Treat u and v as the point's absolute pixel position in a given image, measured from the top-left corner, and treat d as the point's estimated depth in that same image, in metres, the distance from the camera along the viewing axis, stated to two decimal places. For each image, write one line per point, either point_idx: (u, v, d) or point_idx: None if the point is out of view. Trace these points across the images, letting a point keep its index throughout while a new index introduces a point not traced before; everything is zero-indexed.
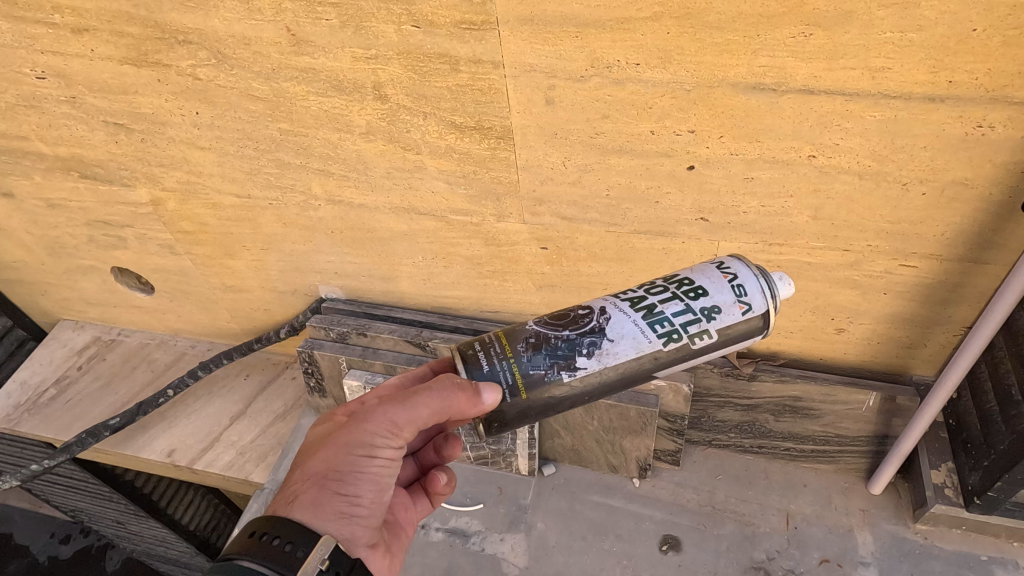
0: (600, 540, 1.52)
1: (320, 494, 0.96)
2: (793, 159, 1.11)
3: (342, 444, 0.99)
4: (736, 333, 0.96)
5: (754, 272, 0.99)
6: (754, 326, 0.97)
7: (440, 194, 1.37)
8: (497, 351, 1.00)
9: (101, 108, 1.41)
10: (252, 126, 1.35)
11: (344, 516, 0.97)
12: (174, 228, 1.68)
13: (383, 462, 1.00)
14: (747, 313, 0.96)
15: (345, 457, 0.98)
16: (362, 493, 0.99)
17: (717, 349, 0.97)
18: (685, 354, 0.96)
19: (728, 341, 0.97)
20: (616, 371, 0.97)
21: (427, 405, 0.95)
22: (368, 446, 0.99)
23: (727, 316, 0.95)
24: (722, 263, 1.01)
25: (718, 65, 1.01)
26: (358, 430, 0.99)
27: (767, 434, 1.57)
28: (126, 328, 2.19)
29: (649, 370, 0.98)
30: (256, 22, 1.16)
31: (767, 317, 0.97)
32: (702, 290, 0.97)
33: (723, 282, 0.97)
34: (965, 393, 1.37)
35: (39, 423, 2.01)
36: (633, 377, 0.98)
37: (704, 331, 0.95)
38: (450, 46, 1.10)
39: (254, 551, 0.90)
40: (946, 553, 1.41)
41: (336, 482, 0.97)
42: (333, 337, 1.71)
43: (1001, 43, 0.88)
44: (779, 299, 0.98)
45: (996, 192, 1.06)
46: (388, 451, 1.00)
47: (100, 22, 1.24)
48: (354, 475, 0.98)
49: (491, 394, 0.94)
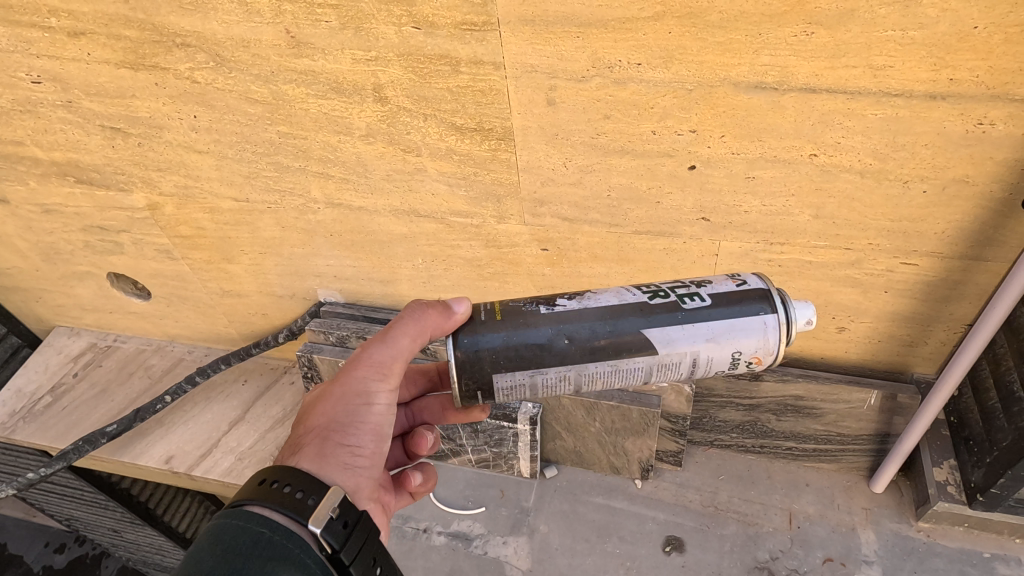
0: (603, 542, 1.51)
1: (324, 446, 0.96)
2: (795, 158, 1.11)
3: (337, 395, 1.00)
4: (732, 302, 0.93)
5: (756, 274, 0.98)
6: (756, 300, 0.93)
7: (441, 197, 1.37)
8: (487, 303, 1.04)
9: (98, 112, 1.39)
10: (250, 129, 1.34)
11: (348, 467, 0.97)
12: (172, 233, 1.67)
13: (380, 409, 1.02)
14: (742, 286, 0.95)
15: (342, 407, 0.99)
16: (363, 442, 1.00)
17: (714, 317, 0.92)
18: (674, 310, 0.93)
19: (723, 306, 0.92)
20: (596, 310, 0.95)
21: (407, 332, 1.00)
22: (361, 392, 1.00)
23: (718, 285, 0.95)
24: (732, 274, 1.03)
25: (720, 65, 1.01)
26: (349, 379, 1.00)
27: (768, 433, 1.57)
28: (122, 334, 2.17)
29: (635, 322, 0.93)
30: (255, 25, 1.15)
31: (772, 298, 0.93)
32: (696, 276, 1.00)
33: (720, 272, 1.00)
34: (966, 389, 1.37)
35: (34, 430, 1.99)
36: (618, 325, 0.93)
37: (697, 293, 0.95)
38: (451, 47, 1.10)
39: (264, 497, 0.86)
40: (949, 551, 1.41)
41: (336, 433, 0.98)
42: (333, 342, 1.71)
43: (1002, 41, 0.89)
44: (795, 325, 0.92)
45: (997, 189, 1.06)
46: (383, 394, 1.02)
47: (97, 26, 1.23)
48: (354, 425, 0.99)
49: (461, 304, 0.97)
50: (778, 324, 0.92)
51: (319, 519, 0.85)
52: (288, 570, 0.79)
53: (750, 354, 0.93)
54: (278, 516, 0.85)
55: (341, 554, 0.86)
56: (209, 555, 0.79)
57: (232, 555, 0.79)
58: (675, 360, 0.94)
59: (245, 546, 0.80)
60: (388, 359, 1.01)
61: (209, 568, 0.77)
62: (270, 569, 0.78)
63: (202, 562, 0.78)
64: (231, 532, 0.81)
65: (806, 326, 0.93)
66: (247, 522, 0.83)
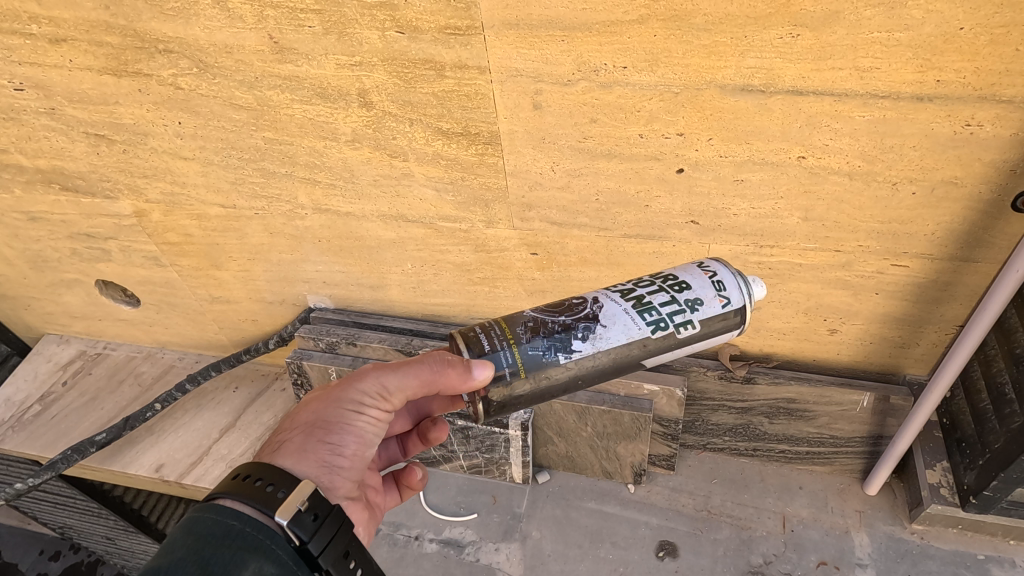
0: (596, 548, 1.50)
1: (306, 441, 0.96)
2: (783, 161, 1.10)
3: (333, 397, 1.00)
4: (715, 327, 0.98)
5: (732, 272, 1.01)
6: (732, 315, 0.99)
7: (429, 202, 1.36)
8: (498, 334, 0.97)
9: (82, 119, 1.38)
10: (236, 135, 1.33)
11: (324, 465, 0.95)
12: (159, 239, 1.66)
13: (370, 419, 1.00)
14: (726, 305, 0.98)
15: (333, 409, 0.99)
16: (345, 443, 0.98)
17: (698, 341, 0.98)
18: (671, 343, 0.96)
19: (709, 332, 0.97)
20: (609, 357, 0.96)
21: (418, 373, 0.95)
22: (356, 401, 0.99)
23: (708, 308, 0.97)
24: (701, 262, 1.04)
25: (706, 67, 1.01)
26: (349, 386, 1.01)
27: (761, 436, 1.57)
28: (113, 341, 2.16)
29: (638, 359, 0.97)
30: (238, 30, 1.14)
31: (743, 317, 0.99)
32: (685, 284, 0.99)
33: (703, 277, 1.00)
34: (958, 391, 1.36)
35: (23, 439, 1.97)
36: (625, 365, 0.97)
37: (690, 322, 0.96)
38: (436, 51, 1.09)
39: (234, 490, 0.85)
40: (943, 553, 1.40)
41: (321, 430, 0.97)
42: (322, 348, 1.67)
43: (988, 42, 0.88)
44: (754, 297, 1.00)
45: (985, 190, 1.05)
46: (376, 410, 1.00)
47: (78, 32, 1.22)
48: (339, 426, 0.98)
49: (482, 370, 0.91)
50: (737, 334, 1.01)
51: (287, 510, 0.84)
52: (257, 558, 0.79)
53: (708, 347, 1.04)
54: (248, 509, 0.84)
55: (309, 546, 0.84)
56: (180, 544, 0.78)
57: (202, 544, 0.78)
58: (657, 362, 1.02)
59: (217, 536, 0.79)
60: (391, 385, 0.98)
61: (180, 556, 0.76)
62: (239, 559, 0.78)
63: (173, 551, 0.77)
64: (203, 523, 0.80)
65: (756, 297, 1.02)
66: (218, 515, 0.82)
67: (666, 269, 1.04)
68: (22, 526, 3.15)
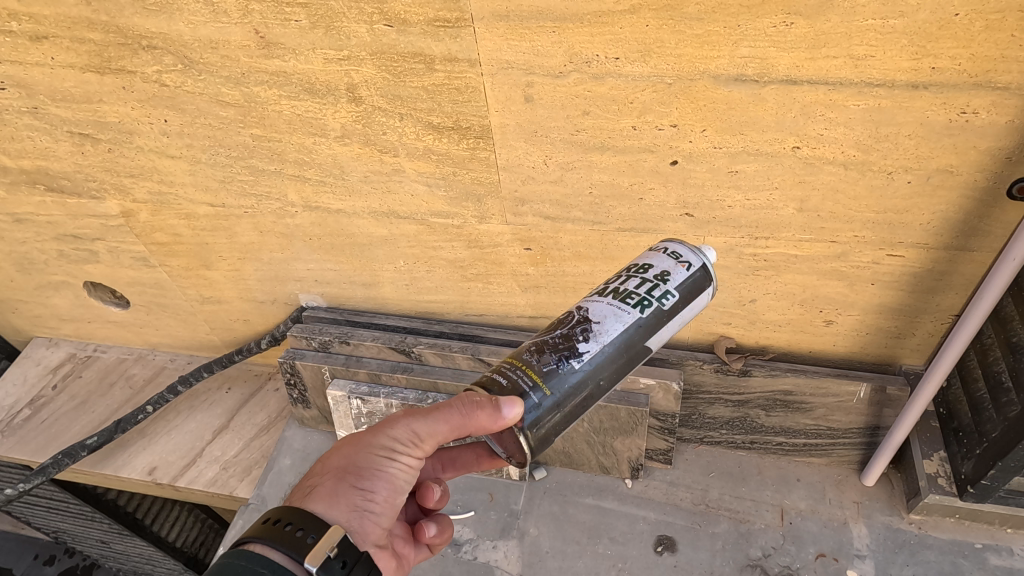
0: (594, 543, 1.50)
1: (336, 485, 0.91)
2: (777, 152, 1.09)
3: (365, 442, 0.95)
4: (692, 288, 1.02)
5: (697, 257, 1.04)
6: (701, 279, 1.03)
7: (421, 198, 1.34)
8: (507, 367, 0.96)
9: (65, 117, 1.36)
10: (223, 133, 1.31)
11: (355, 510, 0.91)
12: (148, 240, 1.63)
13: (401, 468, 0.94)
14: (690, 269, 1.02)
15: (365, 454, 0.93)
16: (377, 490, 0.93)
17: (684, 307, 1.01)
18: (661, 317, 0.99)
19: (688, 295, 1.01)
20: (616, 348, 0.96)
21: (449, 420, 0.90)
22: (387, 447, 0.93)
23: (677, 274, 1.01)
24: (661, 246, 1.07)
25: (698, 58, 1.00)
26: (380, 431, 0.95)
27: (758, 429, 1.56)
28: (103, 344, 2.13)
29: (641, 343, 0.98)
30: (223, 25, 1.12)
31: (707, 267, 1.04)
32: (649, 265, 1.04)
33: (660, 255, 1.05)
34: (955, 380, 1.37)
35: (12, 445, 1.94)
36: (632, 349, 0.98)
37: (669, 291, 1.00)
38: (425, 44, 1.07)
39: (265, 535, 0.85)
40: (940, 542, 1.40)
41: (352, 475, 0.92)
42: (315, 347, 1.65)
43: (983, 28, 0.88)
44: (710, 256, 1.06)
45: (981, 178, 1.05)
46: (409, 458, 0.94)
47: (60, 29, 1.19)
48: (371, 472, 0.92)
49: (512, 407, 0.88)
50: (713, 284, 1.05)
51: (316, 556, 0.83)
52: None
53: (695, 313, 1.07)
54: (278, 555, 0.84)
55: None
56: None
57: None
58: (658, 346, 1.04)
59: None
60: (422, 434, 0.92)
61: None
62: None
63: None
64: (231, 569, 0.80)
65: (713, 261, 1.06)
66: (248, 561, 0.82)
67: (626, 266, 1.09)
68: (15, 531, 3.12)
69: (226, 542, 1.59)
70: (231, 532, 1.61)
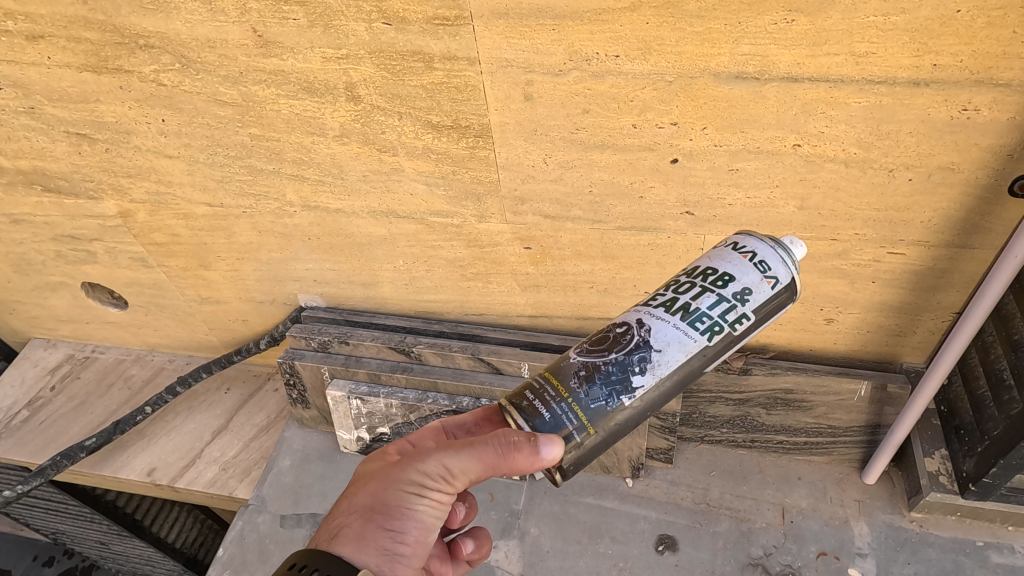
0: (595, 543, 1.49)
1: (365, 527, 0.89)
2: (778, 150, 1.08)
3: (393, 477, 0.91)
4: (770, 310, 0.93)
5: (771, 244, 0.96)
6: (783, 296, 0.94)
7: (420, 197, 1.34)
8: (552, 394, 0.90)
9: (62, 117, 1.35)
10: (221, 132, 1.30)
11: (385, 553, 0.89)
12: (146, 240, 1.62)
13: (433, 505, 0.91)
14: (774, 288, 0.93)
15: (394, 493, 0.90)
16: (408, 530, 0.90)
17: (757, 329, 0.93)
18: (729, 343, 0.92)
19: (765, 317, 0.92)
20: (673, 380, 0.90)
21: (483, 457, 0.86)
22: (417, 484, 0.90)
23: (758, 295, 0.91)
24: (736, 244, 0.97)
25: (699, 56, 0.99)
26: (409, 467, 0.91)
27: (759, 427, 1.56)
28: (101, 345, 2.12)
29: (702, 370, 0.92)
30: (220, 24, 1.12)
31: (792, 287, 0.94)
32: (728, 276, 0.92)
33: (744, 263, 0.93)
34: (957, 378, 1.36)
35: (10, 446, 1.93)
36: (690, 378, 0.92)
37: (744, 315, 0.91)
38: (424, 43, 1.07)
39: None
40: (942, 541, 1.40)
41: (381, 515, 0.90)
42: (314, 347, 1.65)
43: (985, 25, 0.87)
44: (797, 263, 0.96)
45: (982, 176, 1.04)
46: (439, 495, 0.91)
47: (56, 29, 1.19)
48: (400, 511, 0.90)
49: (550, 448, 0.85)
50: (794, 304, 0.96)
51: None
52: None
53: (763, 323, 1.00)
54: None
55: None
56: None
57: None
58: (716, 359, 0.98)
59: None
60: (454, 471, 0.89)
61: None
62: None
63: None
64: None
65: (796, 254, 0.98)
66: None
67: (697, 262, 0.98)
68: (14, 533, 3.11)
69: (225, 542, 1.58)
70: (231, 531, 1.61)
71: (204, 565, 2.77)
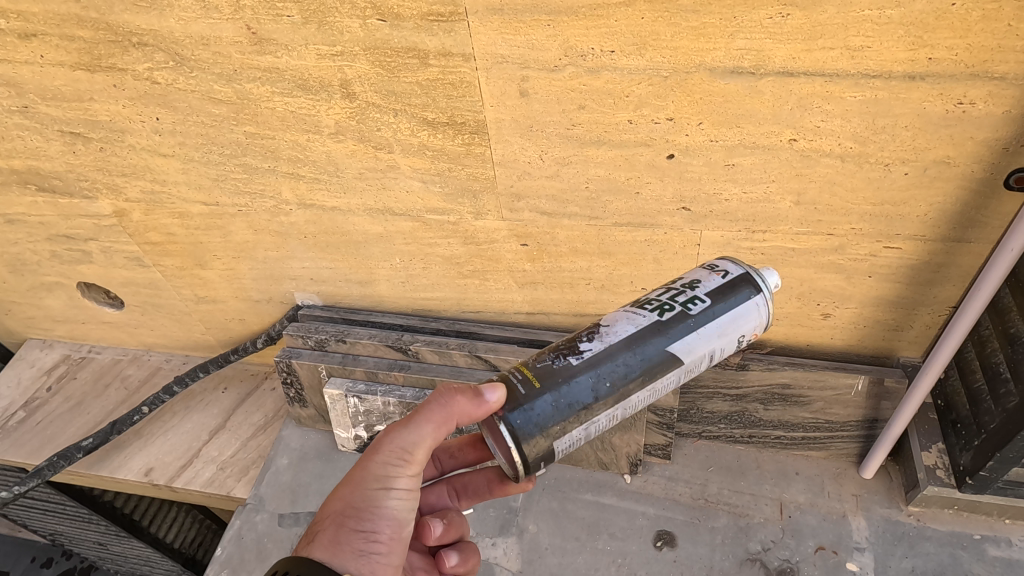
0: (594, 539, 1.49)
1: (339, 533, 0.88)
2: (774, 144, 1.08)
3: (358, 478, 0.91)
4: (727, 296, 0.97)
5: (736, 263, 1.02)
6: (743, 287, 0.98)
7: (416, 194, 1.33)
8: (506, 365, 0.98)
9: (56, 116, 1.34)
10: (216, 130, 1.30)
11: (362, 554, 0.88)
12: (141, 239, 1.62)
13: (400, 496, 0.91)
14: (726, 276, 1.00)
15: (361, 491, 0.90)
16: (381, 528, 0.90)
17: (718, 314, 0.96)
18: (685, 321, 0.95)
19: (721, 301, 0.97)
20: (623, 346, 0.94)
21: (431, 419, 0.90)
22: (381, 478, 0.90)
23: (709, 282, 0.99)
24: (709, 264, 1.04)
25: (694, 50, 0.99)
26: (369, 462, 0.91)
27: (757, 423, 1.56)
28: (97, 345, 2.11)
29: (659, 345, 0.94)
30: (213, 21, 1.11)
31: (754, 279, 0.99)
32: (681, 278, 1.03)
33: (699, 269, 1.03)
34: (953, 372, 1.37)
35: (6, 447, 1.92)
36: (647, 352, 0.94)
37: (696, 296, 0.98)
38: (419, 39, 1.07)
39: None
40: (939, 534, 1.41)
41: (352, 517, 0.89)
42: (311, 346, 1.65)
43: (980, 18, 0.87)
44: (771, 288, 1.00)
45: (978, 169, 1.04)
46: (405, 481, 0.91)
47: (49, 26, 1.18)
48: (371, 511, 0.90)
49: (493, 392, 0.89)
50: (764, 300, 0.99)
51: None
52: None
53: (751, 333, 0.99)
54: None
55: None
56: None
57: None
58: (696, 363, 0.97)
59: None
60: (410, 446, 0.90)
61: None
62: None
63: None
64: None
65: (776, 285, 1.01)
66: None
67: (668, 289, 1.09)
68: (13, 535, 3.10)
69: (224, 542, 1.58)
70: (229, 530, 1.61)
71: (202, 565, 2.77)
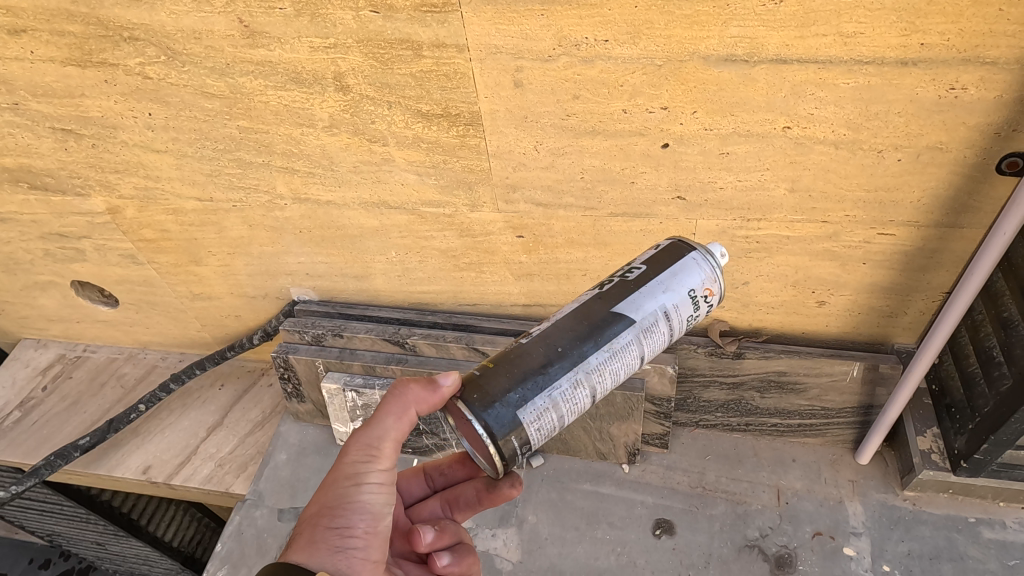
0: (593, 529, 1.50)
1: (314, 532, 0.88)
2: (768, 132, 1.09)
3: (329, 479, 0.91)
4: (665, 260, 1.02)
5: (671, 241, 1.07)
6: (681, 253, 1.03)
7: (411, 186, 1.33)
8: None
9: (47, 113, 1.33)
10: (209, 125, 1.29)
11: (337, 550, 0.87)
12: (135, 237, 1.61)
13: (373, 490, 0.91)
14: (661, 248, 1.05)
15: (333, 490, 0.90)
16: (355, 522, 0.89)
17: (657, 274, 1.00)
18: (625, 286, 1.00)
19: (659, 264, 1.02)
20: (568, 316, 0.99)
21: (391, 411, 0.91)
22: (351, 474, 0.90)
23: (645, 255, 1.05)
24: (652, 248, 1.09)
25: (688, 38, 0.99)
26: (340, 462, 0.92)
27: (754, 411, 1.57)
28: (92, 344, 2.10)
29: (603, 308, 0.98)
30: (205, 15, 1.11)
31: (689, 245, 1.05)
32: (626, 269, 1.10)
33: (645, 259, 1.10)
34: (947, 357, 1.38)
35: (3, 448, 1.91)
36: (592, 314, 0.98)
37: (635, 267, 1.03)
38: (412, 30, 1.06)
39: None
40: (934, 518, 1.42)
41: (325, 516, 0.89)
42: (308, 341, 1.65)
43: (970, 3, 0.88)
44: (716, 254, 1.04)
45: (971, 155, 1.05)
46: (377, 475, 0.91)
47: (38, 22, 1.17)
48: (344, 506, 0.89)
49: (448, 377, 0.90)
50: (701, 254, 1.03)
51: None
52: None
53: (703, 288, 1.01)
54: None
55: None
56: None
57: None
58: (652, 323, 0.98)
59: None
60: (375, 440, 0.91)
61: None
62: None
63: None
64: None
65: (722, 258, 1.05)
66: None
67: None
68: (11, 536, 3.09)
69: (224, 538, 1.58)
70: (229, 527, 1.61)
71: (201, 563, 2.77)
